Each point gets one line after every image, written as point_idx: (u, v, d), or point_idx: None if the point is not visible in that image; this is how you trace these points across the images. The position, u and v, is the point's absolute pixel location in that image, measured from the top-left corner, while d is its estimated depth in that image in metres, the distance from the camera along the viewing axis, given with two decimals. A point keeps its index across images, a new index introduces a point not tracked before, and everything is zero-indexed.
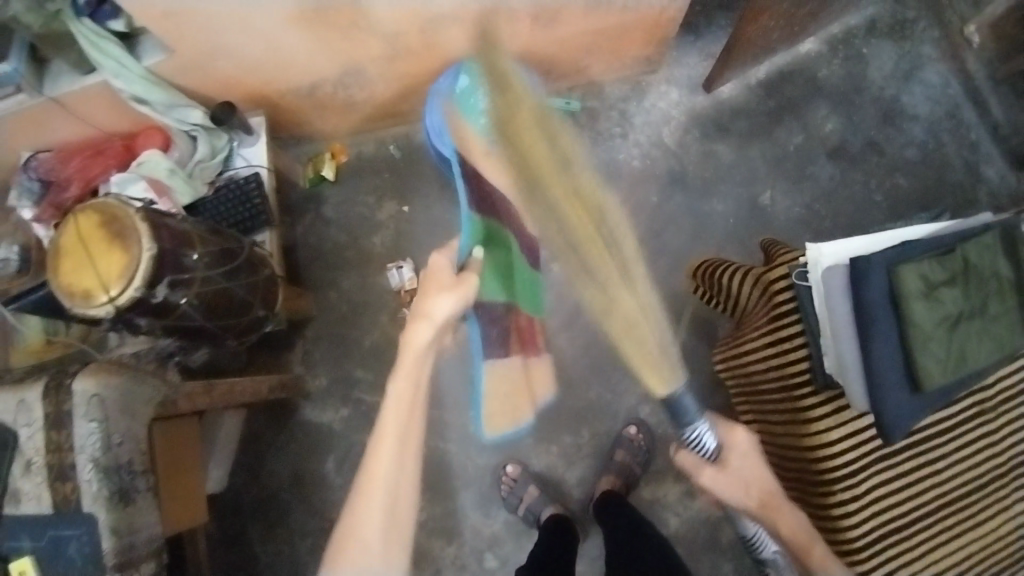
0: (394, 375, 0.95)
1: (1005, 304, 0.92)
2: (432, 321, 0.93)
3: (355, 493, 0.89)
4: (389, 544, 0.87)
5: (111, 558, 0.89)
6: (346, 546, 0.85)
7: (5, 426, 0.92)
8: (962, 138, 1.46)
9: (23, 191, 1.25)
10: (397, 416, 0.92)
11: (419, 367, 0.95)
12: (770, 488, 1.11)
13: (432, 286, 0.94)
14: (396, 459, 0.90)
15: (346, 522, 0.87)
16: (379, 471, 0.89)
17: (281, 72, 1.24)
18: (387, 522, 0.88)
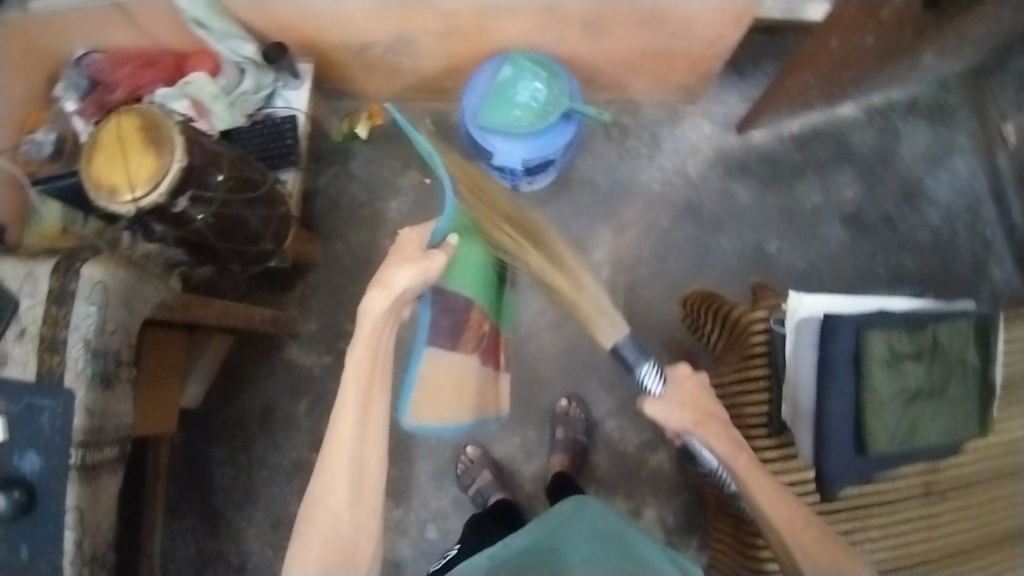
0: (350, 346, 0.86)
1: (965, 388, 0.97)
2: (391, 293, 0.84)
3: (319, 472, 0.86)
4: (359, 509, 0.87)
5: (79, 434, 0.94)
6: (314, 518, 0.85)
7: (7, 291, 0.96)
8: (976, 233, 1.51)
9: (70, 85, 1.30)
10: (354, 393, 0.86)
11: (376, 340, 0.87)
12: (706, 405, 0.95)
13: (398, 256, 0.86)
14: (358, 436, 0.87)
15: (316, 494, 0.86)
16: (345, 451, 0.86)
17: (338, 27, 1.30)
18: (355, 494, 0.86)
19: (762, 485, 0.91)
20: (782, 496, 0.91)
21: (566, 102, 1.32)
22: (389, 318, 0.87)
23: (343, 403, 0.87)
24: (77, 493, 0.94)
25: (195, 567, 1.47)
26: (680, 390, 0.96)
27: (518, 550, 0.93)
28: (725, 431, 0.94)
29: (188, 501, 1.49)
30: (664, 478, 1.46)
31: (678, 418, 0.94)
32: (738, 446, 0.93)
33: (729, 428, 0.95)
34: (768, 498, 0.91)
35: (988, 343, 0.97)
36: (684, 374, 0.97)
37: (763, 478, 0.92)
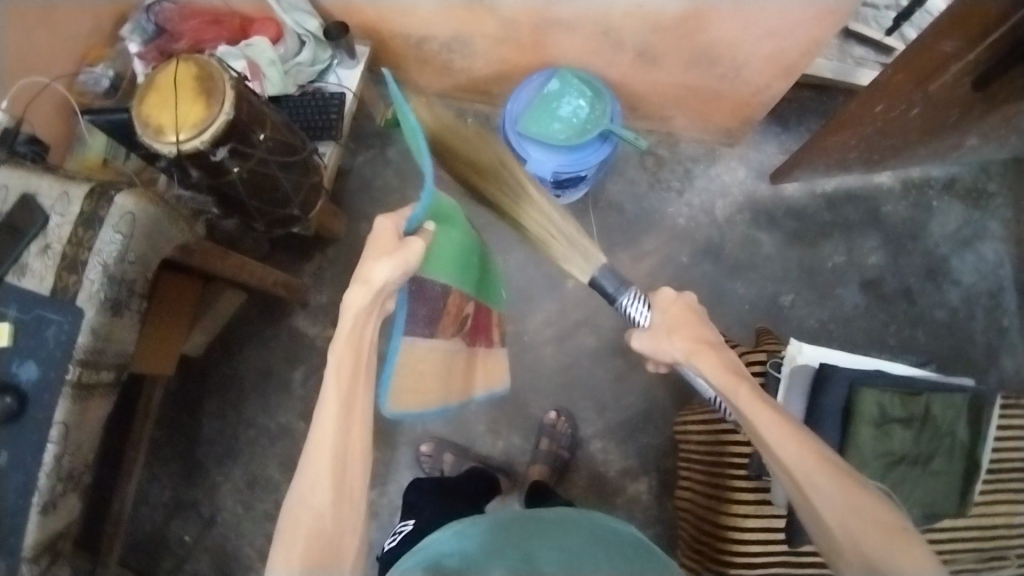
0: (332, 339, 0.79)
1: (950, 463, 0.97)
2: (369, 287, 0.77)
3: (303, 469, 0.77)
4: (342, 506, 0.77)
5: (80, 353, 0.97)
6: (297, 518, 0.76)
7: (39, 207, 0.99)
8: (993, 321, 1.49)
9: (137, 28, 1.36)
10: (337, 383, 0.78)
11: (361, 328, 0.79)
12: (704, 334, 0.91)
13: (374, 249, 0.79)
14: (341, 424, 0.78)
15: (298, 492, 0.77)
16: (327, 443, 0.77)
17: (400, 17, 1.34)
18: (338, 488, 0.77)
19: (759, 407, 0.83)
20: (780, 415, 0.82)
21: (606, 122, 1.34)
22: (374, 308, 0.80)
23: (324, 396, 0.78)
24: (68, 408, 0.96)
25: (167, 511, 1.49)
26: (669, 317, 0.94)
27: (485, 529, 0.89)
28: (720, 356, 0.89)
29: (172, 446, 1.52)
30: (640, 508, 1.45)
31: (667, 347, 0.92)
32: (737, 374, 0.86)
33: (724, 351, 0.89)
34: (765, 418, 0.82)
35: (980, 423, 0.98)
36: (669, 299, 0.95)
37: (762, 400, 0.84)
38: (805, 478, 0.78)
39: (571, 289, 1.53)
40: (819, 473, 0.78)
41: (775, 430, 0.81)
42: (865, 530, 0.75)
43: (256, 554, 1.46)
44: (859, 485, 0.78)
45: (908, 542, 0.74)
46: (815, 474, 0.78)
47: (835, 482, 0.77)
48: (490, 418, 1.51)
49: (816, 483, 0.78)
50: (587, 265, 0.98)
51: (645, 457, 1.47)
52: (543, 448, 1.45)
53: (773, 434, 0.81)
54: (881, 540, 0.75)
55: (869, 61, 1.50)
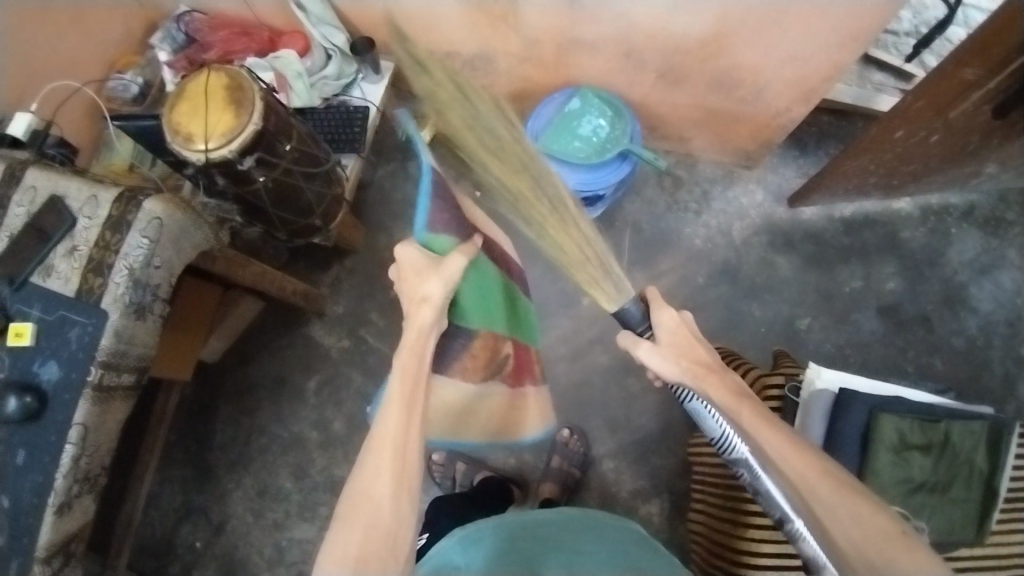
0: (398, 348, 0.82)
1: (970, 492, 0.96)
2: (428, 301, 0.83)
3: (363, 457, 0.77)
4: (401, 499, 0.75)
5: (103, 355, 0.97)
6: (358, 504, 0.74)
7: (68, 210, 1.01)
8: (1012, 349, 1.48)
9: (167, 37, 1.40)
10: (400, 380, 0.80)
11: (424, 338, 0.83)
12: (705, 359, 0.91)
13: (412, 274, 0.85)
14: (406, 418, 0.79)
15: (357, 486, 0.75)
16: (391, 432, 0.78)
17: (425, 34, 1.36)
18: (399, 481, 0.76)
19: (762, 428, 0.83)
20: (786, 436, 0.82)
21: (625, 141, 1.36)
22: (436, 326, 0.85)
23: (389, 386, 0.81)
24: (88, 410, 0.97)
25: (176, 517, 1.49)
26: (675, 338, 0.92)
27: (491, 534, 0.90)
28: (723, 379, 0.89)
29: (184, 452, 1.52)
30: (652, 530, 1.44)
31: (673, 369, 0.90)
32: (738, 397, 0.87)
33: (726, 375, 0.90)
34: (770, 438, 0.82)
35: (1000, 452, 0.96)
36: (672, 317, 0.93)
37: (766, 419, 0.84)
38: (810, 495, 0.78)
39: (586, 307, 1.53)
40: (824, 489, 0.78)
41: (777, 447, 0.82)
42: (877, 547, 0.74)
43: (264, 563, 1.45)
44: (865, 498, 0.77)
45: (919, 554, 0.73)
46: (819, 492, 0.78)
47: (839, 495, 0.77)
48: None
49: (818, 497, 0.78)
50: (615, 296, 0.96)
51: (658, 479, 1.46)
52: (553, 464, 1.44)
53: (777, 450, 0.82)
54: (887, 551, 0.73)
55: (889, 87, 1.51)
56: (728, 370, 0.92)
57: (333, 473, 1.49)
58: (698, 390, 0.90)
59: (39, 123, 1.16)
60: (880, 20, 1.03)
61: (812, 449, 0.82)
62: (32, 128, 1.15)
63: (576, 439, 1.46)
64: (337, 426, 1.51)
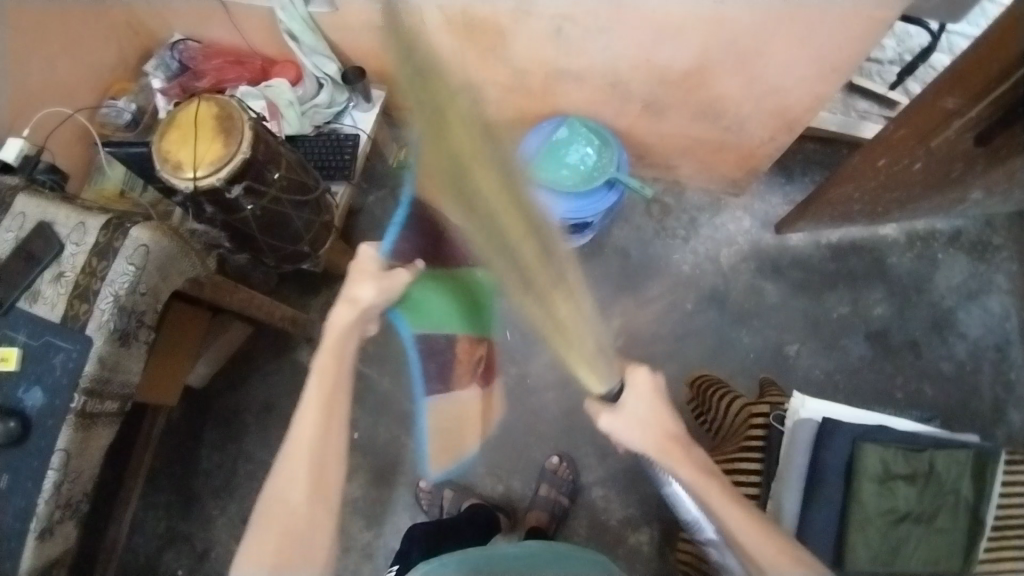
0: (316, 350, 0.88)
1: (954, 521, 0.96)
2: (357, 305, 0.91)
3: (279, 463, 0.83)
4: (316, 505, 0.82)
5: (86, 382, 0.97)
6: (274, 509, 0.80)
7: (55, 236, 1.01)
8: (1001, 373, 1.48)
9: (161, 65, 1.42)
10: (318, 388, 0.86)
11: (341, 345, 0.90)
12: (671, 430, 0.95)
13: (357, 274, 0.92)
14: (322, 428, 0.84)
15: (273, 490, 0.82)
16: (308, 441, 0.83)
17: (416, 63, 1.38)
18: (314, 489, 0.82)
19: (733, 511, 0.89)
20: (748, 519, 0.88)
21: (612, 170, 1.38)
22: (356, 328, 0.92)
23: (306, 395, 0.86)
24: (70, 436, 0.96)
25: (161, 543, 1.48)
26: (642, 408, 0.95)
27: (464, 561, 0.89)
28: (688, 454, 0.94)
29: (170, 478, 1.51)
30: (641, 559, 1.42)
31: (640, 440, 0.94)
32: (704, 473, 0.93)
33: (692, 450, 0.95)
34: (730, 512, 0.89)
35: (984, 480, 0.97)
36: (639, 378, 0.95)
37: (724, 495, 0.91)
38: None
39: None
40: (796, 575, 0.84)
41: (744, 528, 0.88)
42: None
43: None
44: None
45: None
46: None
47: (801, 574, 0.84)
48: (491, 461, 1.50)
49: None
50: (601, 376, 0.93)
51: (647, 506, 1.45)
52: (541, 491, 1.43)
53: (740, 527, 0.88)
54: None
55: (873, 115, 1.53)
56: (696, 444, 0.97)
57: None
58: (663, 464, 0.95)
59: (31, 149, 1.16)
60: (861, 51, 1.05)
61: (781, 536, 0.88)
62: (25, 153, 1.15)
63: (565, 465, 1.45)
64: None
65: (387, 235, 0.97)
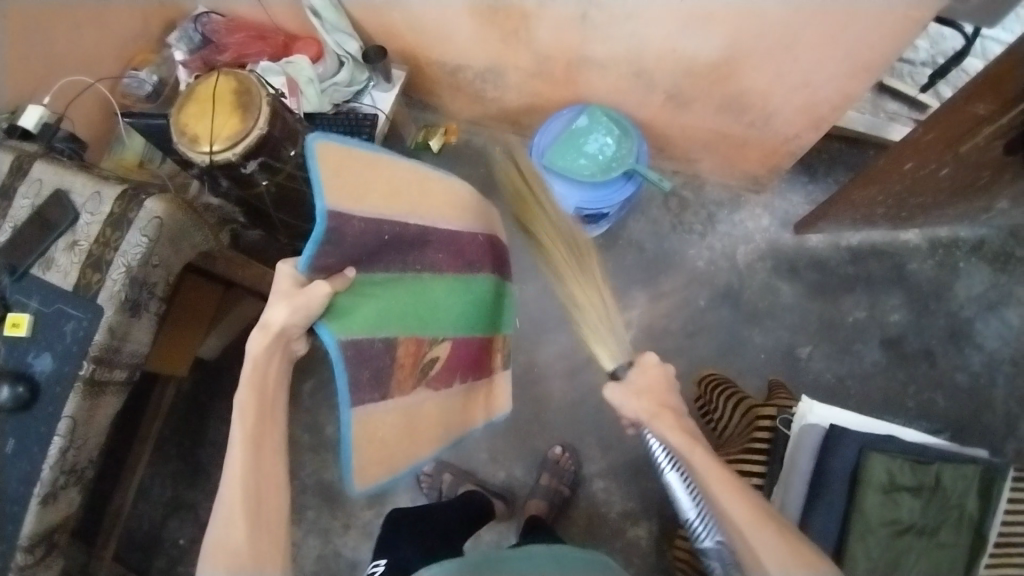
0: (239, 381, 0.80)
1: (957, 537, 0.94)
2: (266, 327, 0.79)
3: (217, 505, 0.77)
4: (260, 539, 0.76)
5: (95, 350, 0.98)
6: (221, 545, 0.75)
7: (71, 205, 1.02)
8: (1016, 388, 1.45)
9: (184, 36, 1.41)
10: (242, 423, 0.78)
11: (263, 370, 0.81)
12: (669, 402, 0.92)
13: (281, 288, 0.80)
14: (251, 464, 0.78)
15: (214, 531, 0.76)
16: (239, 475, 0.77)
17: (437, 44, 1.37)
18: (253, 527, 0.76)
19: (736, 501, 0.82)
20: (744, 500, 0.82)
21: (631, 161, 1.35)
22: (277, 349, 0.82)
23: (233, 435, 0.79)
24: (77, 403, 0.98)
25: (167, 510, 1.51)
26: (644, 380, 0.94)
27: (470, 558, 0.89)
28: (679, 422, 0.91)
29: (179, 447, 1.54)
30: (638, 554, 1.43)
31: (633, 405, 0.92)
32: (694, 442, 0.88)
33: (683, 421, 0.91)
34: (734, 501, 0.82)
35: (991, 497, 0.95)
36: (651, 363, 0.95)
37: (730, 484, 0.84)
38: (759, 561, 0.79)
39: None
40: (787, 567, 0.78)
41: (740, 511, 0.82)
42: None
43: None
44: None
45: None
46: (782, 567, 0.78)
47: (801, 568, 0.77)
48: (494, 447, 1.51)
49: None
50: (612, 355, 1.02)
51: (647, 501, 1.45)
52: (543, 480, 1.43)
53: (741, 516, 0.81)
54: None
55: (902, 116, 1.50)
56: (685, 416, 0.93)
57: (323, 477, 1.51)
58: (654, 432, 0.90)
59: (51, 117, 1.17)
60: (891, 52, 1.02)
61: (779, 524, 0.81)
62: (43, 121, 1.15)
63: (567, 455, 1.46)
64: (329, 429, 1.53)
65: (306, 249, 0.81)
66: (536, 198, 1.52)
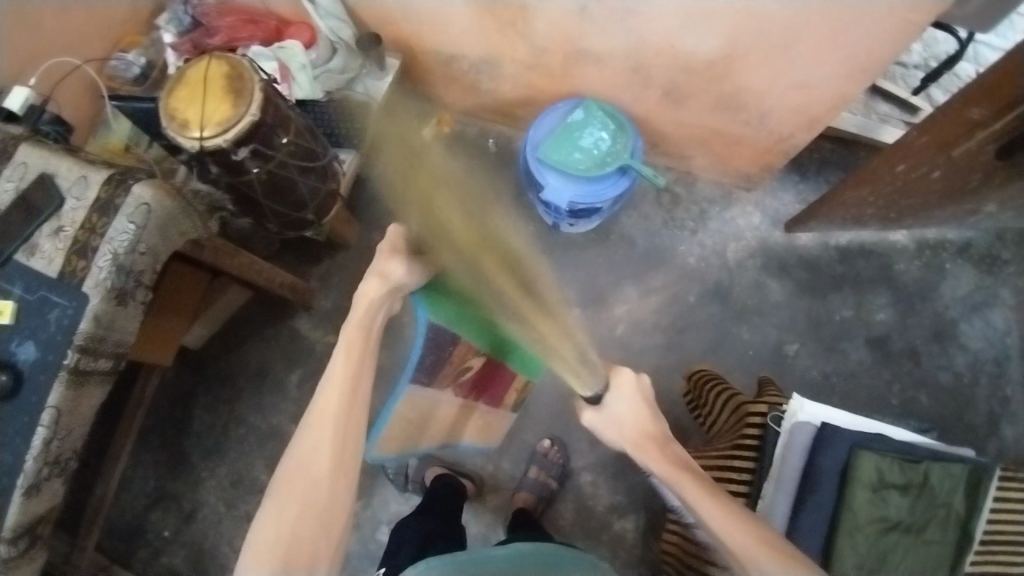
0: (346, 321, 0.93)
1: (943, 533, 0.96)
2: (384, 279, 0.94)
3: (304, 431, 0.86)
4: (337, 482, 0.84)
5: (80, 339, 0.96)
6: (296, 475, 0.83)
7: (56, 189, 0.99)
8: (996, 389, 1.48)
9: (174, 18, 1.39)
10: (347, 356, 0.90)
11: (371, 318, 0.95)
12: (650, 430, 0.96)
13: (388, 253, 0.96)
14: (346, 397, 0.88)
15: (296, 457, 0.84)
16: (331, 414, 0.86)
17: (432, 34, 1.36)
18: (339, 456, 0.85)
19: (711, 506, 0.86)
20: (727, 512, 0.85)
21: (626, 156, 1.35)
22: (386, 302, 0.96)
23: (333, 365, 0.90)
24: (61, 393, 0.95)
25: (149, 502, 1.49)
26: (624, 408, 0.97)
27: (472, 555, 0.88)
28: (665, 450, 0.94)
29: (161, 437, 1.52)
30: (625, 547, 1.44)
31: (617, 432, 0.97)
32: (679, 467, 0.92)
33: (666, 447, 0.94)
34: (726, 526, 0.84)
35: (977, 494, 0.98)
36: (627, 382, 0.97)
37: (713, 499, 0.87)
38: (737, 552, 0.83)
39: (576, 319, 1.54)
40: (764, 557, 0.81)
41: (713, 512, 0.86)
42: None
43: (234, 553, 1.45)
44: (804, 565, 0.79)
45: None
46: (757, 557, 0.81)
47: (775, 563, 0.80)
48: None
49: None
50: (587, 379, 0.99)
51: (635, 495, 1.46)
52: (531, 473, 1.43)
53: (737, 544, 0.83)
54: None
55: (894, 119, 1.51)
56: (672, 442, 0.97)
57: None
58: (640, 461, 0.95)
59: (36, 99, 1.14)
60: (890, 54, 1.02)
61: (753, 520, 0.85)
62: (29, 103, 1.12)
63: (555, 448, 1.46)
64: None
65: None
66: (529, 191, 1.52)
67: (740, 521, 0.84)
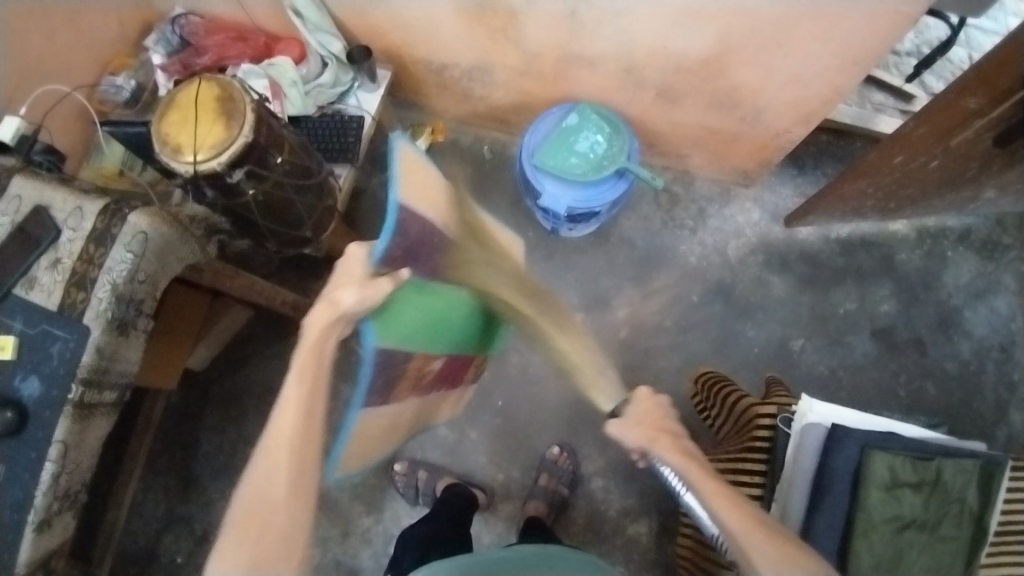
0: (297, 345, 0.86)
1: (958, 529, 0.96)
2: (336, 308, 0.83)
3: (260, 456, 0.83)
4: (295, 500, 0.83)
5: (84, 371, 0.95)
6: (257, 503, 0.81)
7: (52, 221, 0.98)
8: (1003, 375, 1.48)
9: (162, 40, 1.38)
10: (298, 385, 0.85)
11: (322, 345, 0.87)
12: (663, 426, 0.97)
13: (343, 274, 0.85)
14: (301, 420, 0.85)
15: (253, 484, 0.82)
16: (286, 434, 0.84)
17: (423, 43, 1.35)
18: (295, 475, 0.83)
19: (712, 488, 0.89)
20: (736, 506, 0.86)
21: (623, 159, 1.34)
22: (338, 327, 0.87)
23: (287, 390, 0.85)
24: (67, 427, 0.95)
25: (160, 526, 1.48)
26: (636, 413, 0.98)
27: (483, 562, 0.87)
28: (676, 442, 0.94)
29: (169, 460, 1.51)
30: (639, 550, 1.44)
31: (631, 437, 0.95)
32: (691, 459, 0.92)
33: (677, 438, 0.95)
34: (729, 511, 0.86)
35: (990, 489, 0.97)
36: (645, 396, 1.00)
37: (723, 494, 0.88)
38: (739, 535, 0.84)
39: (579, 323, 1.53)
40: (762, 540, 0.83)
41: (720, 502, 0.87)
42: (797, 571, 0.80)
43: None
44: (799, 549, 0.82)
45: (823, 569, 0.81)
46: (756, 538, 0.83)
47: (774, 548, 0.82)
48: (492, 449, 1.50)
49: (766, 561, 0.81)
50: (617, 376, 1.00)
51: (645, 498, 1.46)
52: (540, 481, 1.43)
53: (738, 527, 0.84)
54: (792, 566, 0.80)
55: (888, 108, 1.51)
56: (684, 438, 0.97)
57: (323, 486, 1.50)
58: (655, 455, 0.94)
59: (28, 129, 1.13)
60: (883, 45, 1.02)
61: (754, 509, 0.87)
62: (20, 133, 1.11)
63: (565, 455, 1.46)
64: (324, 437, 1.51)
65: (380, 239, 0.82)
66: (526, 197, 1.51)
67: (741, 508, 0.86)
